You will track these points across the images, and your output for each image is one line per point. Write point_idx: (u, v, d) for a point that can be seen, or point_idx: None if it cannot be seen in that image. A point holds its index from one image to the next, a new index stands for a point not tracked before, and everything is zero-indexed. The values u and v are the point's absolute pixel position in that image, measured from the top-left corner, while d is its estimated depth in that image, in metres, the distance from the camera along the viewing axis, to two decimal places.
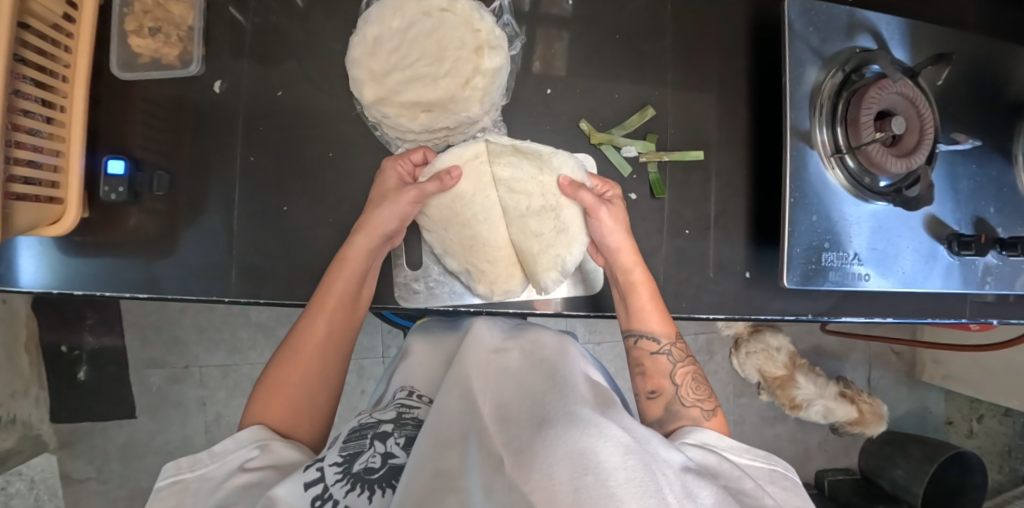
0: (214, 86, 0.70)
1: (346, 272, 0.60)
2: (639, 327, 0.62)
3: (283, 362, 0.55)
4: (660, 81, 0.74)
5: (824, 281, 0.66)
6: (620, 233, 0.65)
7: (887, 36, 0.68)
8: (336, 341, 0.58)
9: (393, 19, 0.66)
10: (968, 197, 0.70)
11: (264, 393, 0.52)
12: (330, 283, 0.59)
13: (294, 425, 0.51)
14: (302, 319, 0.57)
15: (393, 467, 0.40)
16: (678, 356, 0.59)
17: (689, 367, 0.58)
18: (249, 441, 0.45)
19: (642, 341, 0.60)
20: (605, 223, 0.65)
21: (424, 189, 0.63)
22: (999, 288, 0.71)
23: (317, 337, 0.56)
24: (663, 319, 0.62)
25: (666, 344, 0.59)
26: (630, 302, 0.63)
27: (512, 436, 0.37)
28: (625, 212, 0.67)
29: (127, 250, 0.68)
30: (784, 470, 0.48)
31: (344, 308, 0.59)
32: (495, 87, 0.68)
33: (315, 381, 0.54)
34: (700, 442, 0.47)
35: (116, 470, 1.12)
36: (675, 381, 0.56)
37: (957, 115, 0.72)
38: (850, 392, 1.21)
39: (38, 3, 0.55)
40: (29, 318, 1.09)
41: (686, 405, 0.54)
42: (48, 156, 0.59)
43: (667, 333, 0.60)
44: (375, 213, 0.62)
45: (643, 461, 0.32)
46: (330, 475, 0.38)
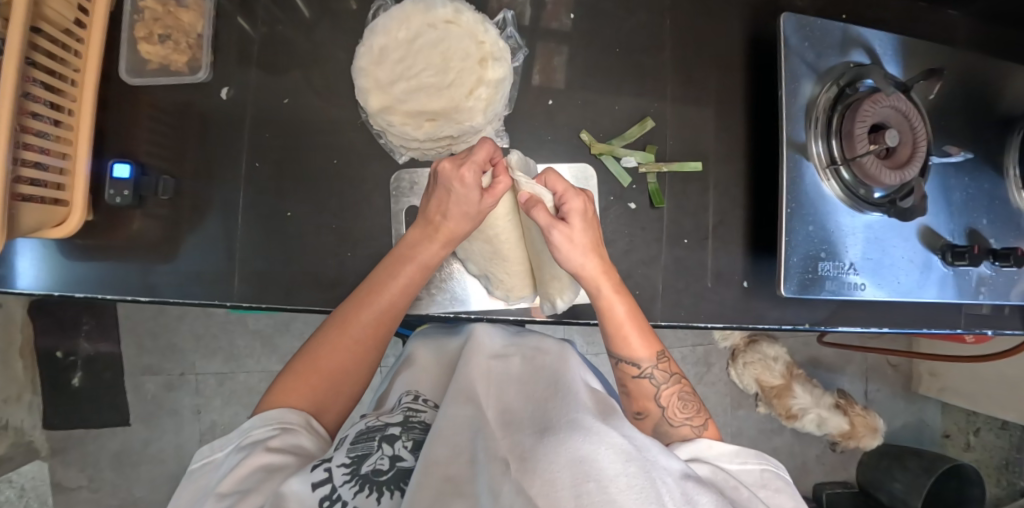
0: (222, 93, 0.71)
1: (411, 276, 0.59)
2: (618, 351, 0.58)
3: (330, 340, 0.54)
4: (659, 94, 0.75)
5: (821, 291, 0.67)
6: (580, 255, 0.58)
7: (879, 51, 0.70)
8: (385, 332, 0.57)
9: (399, 30, 0.67)
10: (961, 209, 0.72)
11: (302, 370, 0.52)
12: (392, 276, 0.58)
13: (322, 408, 0.51)
14: (356, 304, 0.56)
15: (403, 470, 0.40)
16: (662, 378, 0.57)
17: (676, 386, 0.57)
18: (272, 421, 0.46)
19: (623, 365, 0.58)
20: (570, 243, 0.58)
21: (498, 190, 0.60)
22: (992, 298, 0.72)
23: (373, 326, 0.55)
24: (645, 338, 0.58)
25: (647, 367, 0.57)
26: (607, 324, 0.59)
27: (517, 439, 0.37)
28: (591, 227, 0.61)
29: (128, 253, 0.68)
30: (774, 469, 0.49)
31: (403, 298, 0.58)
32: (497, 97, 0.69)
33: (357, 368, 0.54)
34: (694, 455, 0.48)
35: (108, 478, 1.11)
36: (659, 404, 0.56)
37: (948, 129, 0.74)
38: (844, 403, 1.23)
39: (52, 9, 0.56)
40: (25, 323, 1.09)
41: (676, 425, 0.54)
42: (55, 158, 0.60)
43: (648, 355, 0.57)
44: (454, 222, 0.59)
45: (643, 467, 0.33)
46: (338, 475, 0.38)
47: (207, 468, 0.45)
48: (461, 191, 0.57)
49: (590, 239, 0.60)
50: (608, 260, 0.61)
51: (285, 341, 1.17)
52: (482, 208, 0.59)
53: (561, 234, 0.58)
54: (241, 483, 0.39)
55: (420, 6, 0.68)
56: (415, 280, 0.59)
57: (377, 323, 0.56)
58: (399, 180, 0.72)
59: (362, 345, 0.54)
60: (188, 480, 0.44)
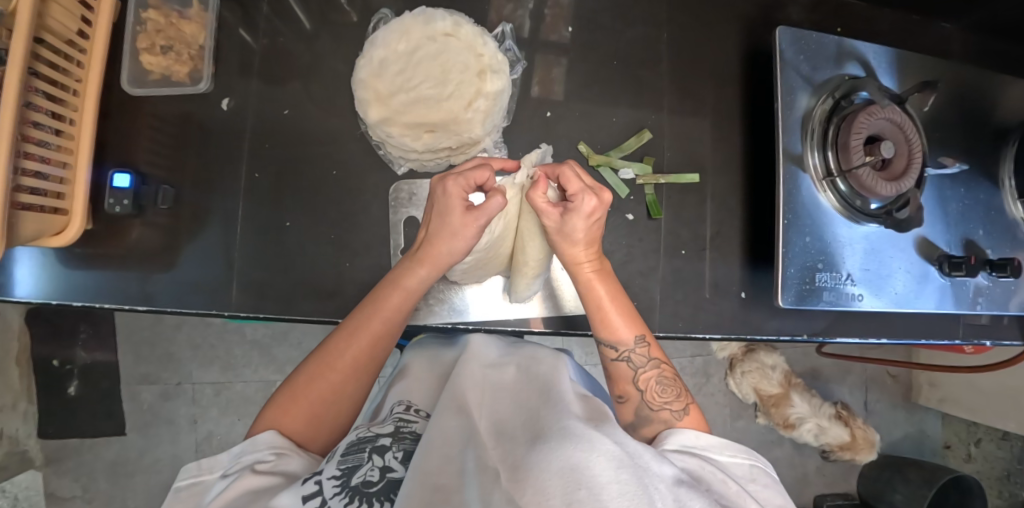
0: (222, 104, 0.71)
1: (399, 299, 0.58)
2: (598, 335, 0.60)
3: (317, 369, 0.53)
4: (656, 106, 0.76)
5: (819, 302, 0.67)
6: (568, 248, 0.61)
7: (875, 64, 0.71)
8: (377, 357, 0.56)
9: (399, 42, 0.68)
10: (957, 219, 0.72)
11: (287, 402, 0.51)
12: (378, 307, 0.57)
13: (308, 437, 0.51)
14: (342, 334, 0.56)
15: (392, 481, 0.40)
16: (638, 362, 0.57)
17: (652, 371, 0.56)
18: (266, 446, 0.46)
19: (603, 348, 0.59)
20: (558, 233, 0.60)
21: (490, 209, 0.59)
22: (990, 309, 0.72)
23: (357, 357, 0.54)
24: (628, 320, 0.59)
25: (622, 352, 0.58)
26: (590, 309, 0.61)
27: (507, 450, 0.37)
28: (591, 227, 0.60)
29: (127, 262, 0.68)
30: (763, 466, 0.49)
31: (390, 328, 0.57)
32: (496, 109, 0.70)
33: (343, 397, 0.54)
34: (681, 446, 0.47)
35: (102, 489, 1.10)
36: (638, 387, 0.56)
37: (942, 140, 0.75)
38: (845, 413, 1.23)
39: (54, 19, 0.57)
40: (21, 331, 1.08)
41: (655, 409, 0.53)
42: (55, 167, 0.60)
43: (625, 340, 0.58)
44: (442, 246, 0.59)
45: (635, 474, 0.33)
46: (327, 488, 0.39)
47: (192, 493, 0.44)
48: (453, 207, 0.59)
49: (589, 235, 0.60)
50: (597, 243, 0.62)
51: (282, 351, 1.17)
52: (468, 226, 0.59)
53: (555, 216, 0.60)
54: (228, 503, 0.39)
55: (420, 18, 0.69)
56: (402, 305, 0.59)
57: (365, 357, 0.55)
58: (398, 190, 0.72)
59: (347, 377, 0.54)
60: (172, 500, 0.43)
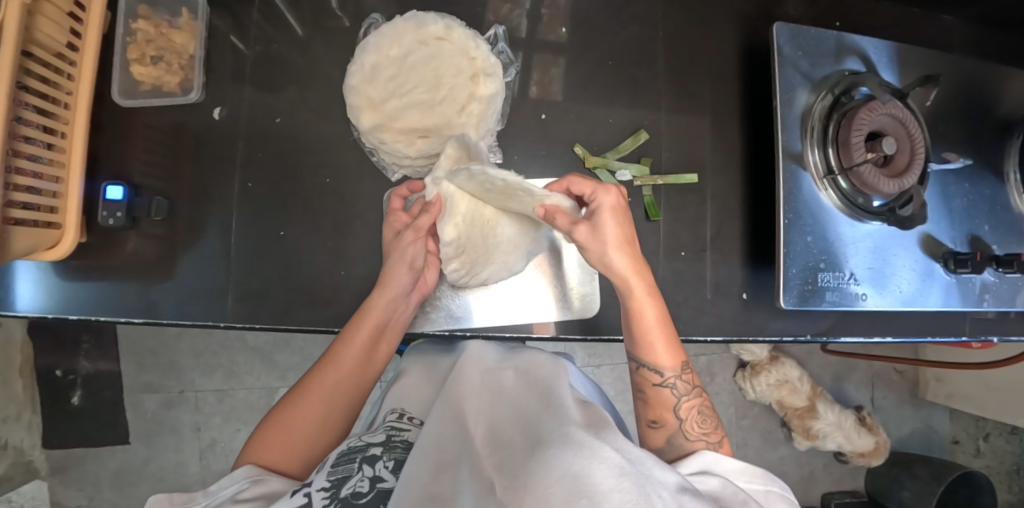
0: (214, 113, 0.71)
1: (365, 328, 0.60)
2: (640, 357, 0.58)
3: (295, 402, 0.55)
4: (653, 106, 0.75)
5: (822, 302, 0.66)
6: (612, 253, 0.57)
7: (875, 59, 0.69)
8: (354, 388, 0.58)
9: (390, 47, 0.67)
10: (962, 215, 0.71)
11: (268, 435, 0.52)
12: (350, 337, 0.60)
13: (291, 465, 0.51)
14: (322, 363, 0.59)
15: (381, 491, 0.39)
16: (683, 390, 0.56)
17: (694, 401, 0.56)
18: (242, 476, 0.45)
19: (643, 371, 0.58)
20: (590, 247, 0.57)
21: (417, 223, 0.61)
22: (997, 305, 0.71)
23: (332, 389, 0.57)
24: (671, 348, 0.57)
25: (670, 377, 0.56)
26: (633, 326, 0.59)
27: (504, 463, 0.37)
28: (607, 245, 0.57)
29: (123, 274, 0.68)
30: (782, 490, 0.47)
31: (362, 361, 0.59)
32: (490, 113, 0.69)
33: (320, 428, 0.55)
34: (700, 469, 0.46)
35: (107, 498, 1.10)
36: (678, 416, 0.55)
37: (946, 135, 0.73)
38: (869, 420, 1.21)
39: (42, 32, 0.56)
40: (24, 342, 1.09)
41: (690, 440, 0.53)
42: (48, 182, 0.60)
43: (672, 366, 0.57)
44: (397, 269, 0.62)
45: (637, 482, 0.32)
46: (316, 501, 0.38)
47: None
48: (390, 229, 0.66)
49: (603, 241, 0.57)
50: (638, 254, 0.60)
51: (284, 358, 1.16)
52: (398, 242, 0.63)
53: (584, 232, 0.57)
54: None
55: (412, 23, 0.68)
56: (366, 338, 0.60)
57: (337, 389, 0.57)
58: (390, 198, 0.71)
59: (320, 407, 0.55)
60: None
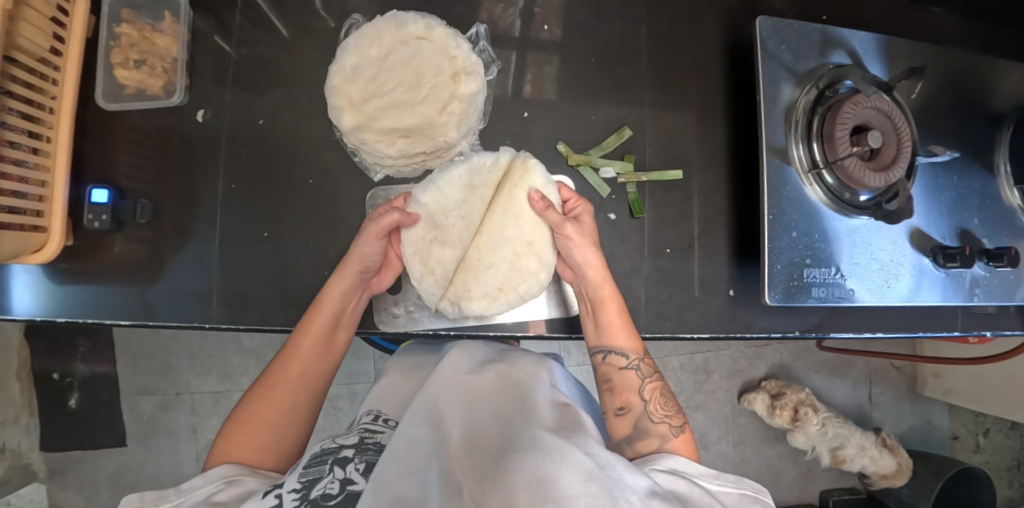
0: (198, 115, 0.71)
1: (322, 314, 0.60)
2: (606, 344, 0.60)
3: (255, 401, 0.55)
4: (638, 103, 0.75)
5: (808, 298, 0.65)
6: (583, 247, 0.62)
7: (860, 52, 0.69)
8: (318, 379, 0.59)
9: (371, 48, 0.68)
10: (950, 209, 0.70)
11: (229, 436, 0.52)
12: (307, 325, 0.59)
13: (263, 460, 0.51)
14: (278, 360, 0.58)
15: (350, 493, 0.39)
16: (646, 371, 0.58)
17: (656, 383, 0.58)
18: (217, 477, 0.46)
19: (610, 358, 0.59)
20: (570, 240, 0.62)
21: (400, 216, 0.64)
22: (987, 300, 0.70)
23: (292, 381, 0.57)
24: (632, 336, 0.60)
25: (634, 359, 0.59)
26: (601, 315, 0.61)
27: (478, 471, 0.38)
28: (591, 242, 0.62)
29: (111, 277, 0.68)
30: (756, 493, 0.46)
31: (320, 345, 0.59)
32: (472, 112, 0.69)
33: (290, 420, 0.55)
34: (671, 469, 0.46)
35: (105, 500, 1.11)
36: (643, 397, 0.56)
37: (934, 128, 0.73)
38: (890, 439, 1.19)
39: (25, 38, 0.57)
40: (21, 346, 1.10)
41: (656, 422, 0.54)
42: (34, 186, 0.60)
43: (634, 349, 0.59)
44: (352, 255, 0.61)
45: (604, 487, 0.32)
46: (287, 502, 0.38)
47: None
48: (366, 230, 0.64)
49: (585, 239, 0.62)
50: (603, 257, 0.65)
51: None
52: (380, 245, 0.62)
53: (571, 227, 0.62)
54: None
55: (392, 23, 0.69)
56: (326, 321, 0.60)
57: (300, 379, 0.57)
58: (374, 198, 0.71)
59: (284, 399, 0.56)
60: None
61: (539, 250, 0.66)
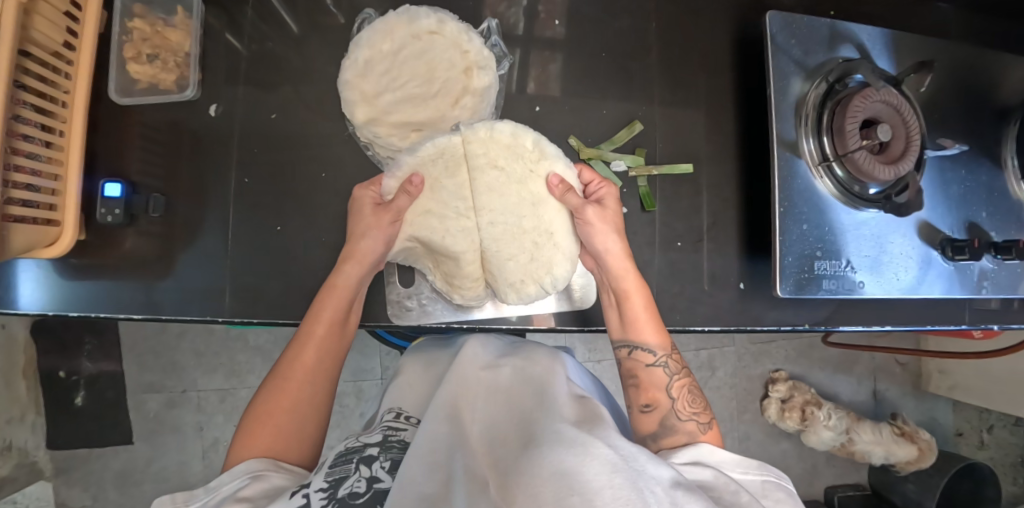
0: (210, 110, 0.71)
1: (337, 301, 0.60)
2: (631, 338, 0.61)
3: (273, 390, 0.54)
4: (648, 98, 0.75)
5: (819, 290, 0.66)
6: (610, 237, 0.63)
7: (869, 46, 0.69)
8: (332, 367, 0.58)
9: (383, 42, 0.68)
10: (958, 202, 0.70)
11: (251, 427, 0.51)
12: (318, 312, 0.59)
13: (284, 450, 0.51)
14: (292, 348, 0.57)
15: (378, 492, 0.41)
16: (674, 368, 0.58)
17: (684, 380, 0.58)
18: (244, 472, 0.46)
19: (637, 352, 0.60)
20: (592, 225, 0.64)
21: (399, 205, 0.63)
22: (996, 293, 0.70)
23: (309, 368, 0.56)
24: (658, 330, 0.61)
25: (661, 356, 0.59)
26: (625, 308, 0.62)
27: (499, 464, 0.38)
28: (613, 229, 0.64)
29: (121, 271, 0.68)
30: (777, 478, 0.47)
31: (333, 333, 0.59)
32: (484, 106, 0.70)
33: (310, 409, 0.54)
34: (693, 459, 0.46)
35: (112, 498, 1.11)
36: (670, 395, 0.56)
37: (942, 121, 0.73)
38: (905, 427, 1.19)
39: (39, 31, 0.57)
40: (27, 343, 1.09)
41: (683, 419, 0.53)
42: (46, 180, 0.60)
43: (661, 345, 0.60)
44: (362, 241, 0.62)
45: (630, 478, 0.32)
46: (315, 501, 0.39)
47: None
48: (363, 210, 0.64)
49: (607, 225, 0.64)
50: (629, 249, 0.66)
51: None
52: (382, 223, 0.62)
53: (591, 212, 0.64)
54: None
55: (404, 17, 0.69)
56: (337, 313, 0.59)
57: (318, 365, 0.56)
58: None
59: (302, 384, 0.55)
60: None
61: (559, 239, 0.66)
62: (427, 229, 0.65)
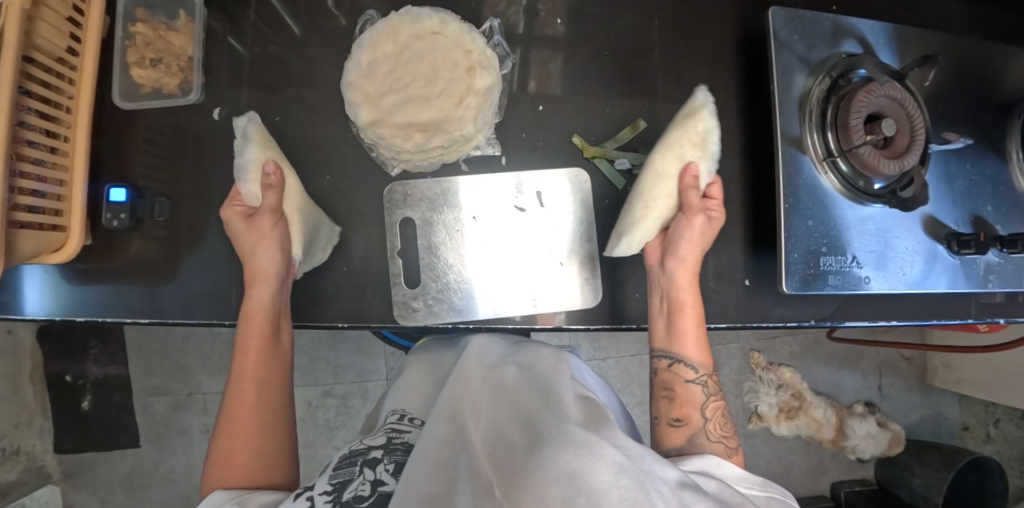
0: (213, 113, 0.71)
1: (258, 328, 0.61)
2: (676, 351, 0.63)
3: (229, 427, 0.57)
4: (650, 95, 0.75)
5: (825, 286, 0.65)
6: (688, 247, 0.66)
7: (872, 40, 0.69)
8: (275, 393, 0.62)
9: (386, 43, 0.68)
10: (965, 195, 0.70)
11: (219, 462, 0.55)
12: (246, 343, 0.61)
13: (254, 480, 0.55)
14: (235, 382, 0.60)
15: (381, 495, 0.41)
16: (711, 389, 0.62)
17: (718, 402, 0.61)
18: (227, 499, 0.48)
19: (679, 367, 0.63)
20: (689, 227, 0.67)
21: (271, 204, 0.63)
22: (1003, 287, 0.70)
23: (255, 402, 0.59)
24: (705, 352, 0.64)
25: (701, 375, 0.63)
26: (676, 317, 0.64)
27: (504, 463, 0.38)
28: (699, 245, 0.67)
29: (127, 276, 0.68)
30: (782, 496, 0.47)
31: (266, 362, 0.62)
32: (488, 105, 0.70)
33: (269, 439, 0.58)
34: (700, 469, 0.48)
35: (119, 501, 1.11)
36: (703, 414, 0.59)
37: (947, 115, 0.73)
38: (881, 416, 1.24)
39: (43, 38, 0.57)
40: (34, 348, 1.10)
41: (711, 441, 0.57)
42: (52, 185, 0.60)
43: (705, 365, 0.63)
44: (262, 258, 0.62)
45: (638, 479, 0.32)
46: (320, 505, 0.40)
47: None
48: (240, 230, 0.63)
49: (697, 239, 0.67)
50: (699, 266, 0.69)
51: None
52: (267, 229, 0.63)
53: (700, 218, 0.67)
54: None
55: (407, 18, 0.69)
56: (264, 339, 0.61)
57: (264, 398, 0.60)
58: (394, 192, 0.71)
59: (252, 419, 0.58)
60: None
61: (660, 216, 0.69)
62: (319, 204, 0.67)
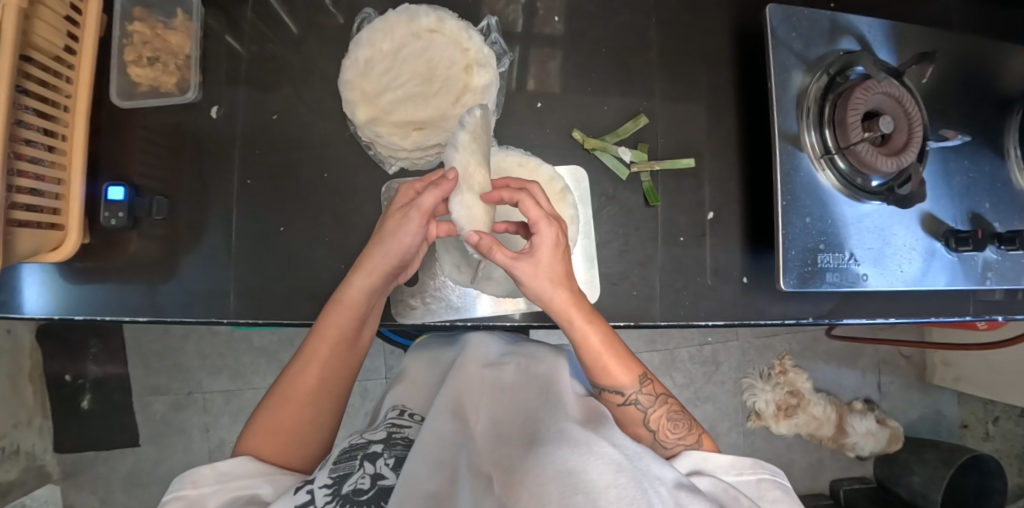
0: (211, 112, 0.71)
1: (345, 319, 0.57)
2: (599, 382, 0.55)
3: (277, 405, 0.55)
4: (648, 93, 0.75)
5: (823, 283, 0.65)
6: (548, 288, 0.53)
7: (870, 38, 0.69)
8: (336, 385, 0.58)
9: (383, 41, 0.70)
10: (962, 193, 0.70)
11: (256, 435, 0.53)
12: (325, 329, 0.57)
13: (286, 457, 0.53)
14: (294, 365, 0.56)
15: (381, 489, 0.42)
16: (647, 403, 0.54)
17: (660, 408, 0.54)
18: (258, 474, 0.48)
19: (607, 395, 0.55)
20: (527, 284, 0.53)
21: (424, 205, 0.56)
22: (1001, 284, 0.70)
23: (308, 390, 0.55)
24: (624, 364, 0.54)
25: (631, 393, 0.54)
26: (582, 356, 0.54)
27: (503, 461, 0.38)
28: (555, 279, 0.53)
29: (126, 274, 0.68)
30: (772, 474, 0.47)
31: (338, 353, 0.57)
32: (485, 103, 0.71)
33: (313, 428, 0.55)
34: (690, 468, 0.46)
35: (119, 500, 1.11)
36: (650, 428, 0.54)
37: (945, 112, 0.73)
38: (880, 413, 1.24)
39: (40, 37, 0.57)
40: (34, 348, 1.10)
41: (668, 450, 0.52)
42: (50, 184, 0.60)
43: (630, 381, 0.54)
44: (375, 252, 0.57)
45: (636, 478, 0.33)
46: (320, 498, 0.40)
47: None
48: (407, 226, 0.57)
49: (553, 276, 0.53)
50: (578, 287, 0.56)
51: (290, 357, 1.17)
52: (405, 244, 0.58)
53: (545, 243, 0.53)
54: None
55: (404, 16, 0.71)
56: (344, 330, 0.57)
57: (319, 389, 0.56)
58: (390, 189, 0.71)
59: (303, 406, 0.55)
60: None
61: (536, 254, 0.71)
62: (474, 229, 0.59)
